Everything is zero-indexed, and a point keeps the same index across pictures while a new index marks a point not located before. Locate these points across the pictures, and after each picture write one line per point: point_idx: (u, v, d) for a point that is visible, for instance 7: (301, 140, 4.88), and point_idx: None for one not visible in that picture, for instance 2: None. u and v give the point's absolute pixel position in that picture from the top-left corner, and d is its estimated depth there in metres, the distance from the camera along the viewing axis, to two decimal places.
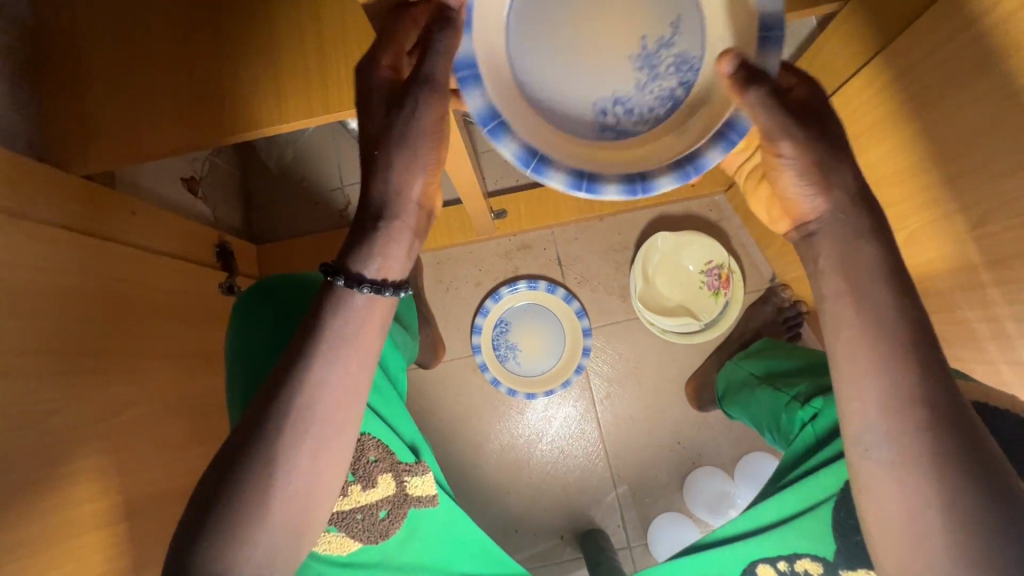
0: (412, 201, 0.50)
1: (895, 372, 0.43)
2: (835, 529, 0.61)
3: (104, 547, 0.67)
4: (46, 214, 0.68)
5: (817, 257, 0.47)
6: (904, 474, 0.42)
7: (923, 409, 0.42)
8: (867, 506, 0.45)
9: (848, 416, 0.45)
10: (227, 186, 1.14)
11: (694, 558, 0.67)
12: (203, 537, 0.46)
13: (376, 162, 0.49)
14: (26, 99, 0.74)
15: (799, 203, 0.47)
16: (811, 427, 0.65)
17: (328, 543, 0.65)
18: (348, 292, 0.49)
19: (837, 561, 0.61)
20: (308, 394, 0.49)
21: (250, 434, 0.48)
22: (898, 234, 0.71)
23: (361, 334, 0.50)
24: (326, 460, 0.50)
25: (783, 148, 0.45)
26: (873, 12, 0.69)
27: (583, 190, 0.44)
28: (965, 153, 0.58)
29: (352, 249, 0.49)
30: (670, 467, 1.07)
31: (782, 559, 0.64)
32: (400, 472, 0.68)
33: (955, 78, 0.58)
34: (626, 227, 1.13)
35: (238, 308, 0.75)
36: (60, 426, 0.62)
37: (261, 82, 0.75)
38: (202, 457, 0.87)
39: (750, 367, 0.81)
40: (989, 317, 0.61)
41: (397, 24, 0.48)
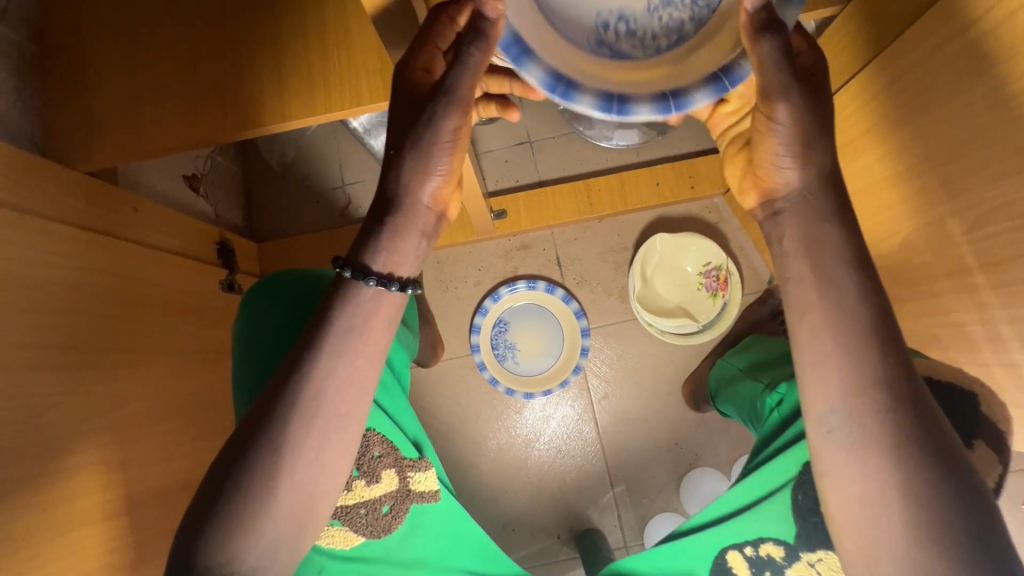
0: (423, 204, 0.51)
1: (857, 359, 0.45)
2: (795, 511, 0.61)
3: (102, 542, 0.67)
4: (48, 209, 0.69)
5: (783, 237, 0.48)
6: (864, 455, 0.44)
7: (883, 394, 0.44)
8: (829, 487, 0.46)
9: (811, 398, 0.47)
10: (228, 184, 1.15)
11: (670, 545, 0.68)
12: (209, 525, 0.47)
13: (391, 164, 0.50)
14: (30, 96, 0.75)
15: (778, 173, 0.48)
16: (778, 409, 0.66)
17: (332, 537, 0.65)
18: (355, 284, 0.50)
19: (798, 544, 0.62)
20: (312, 389, 0.49)
21: (260, 426, 0.49)
22: (894, 237, 0.72)
23: (370, 328, 0.51)
24: (333, 450, 0.51)
25: (778, 112, 0.44)
26: (871, 17, 0.70)
27: (615, 113, 0.39)
28: (960, 157, 0.59)
29: (363, 245, 0.51)
30: (666, 467, 1.08)
31: (747, 544, 0.65)
32: (404, 468, 0.69)
33: (952, 81, 0.58)
34: (626, 228, 1.14)
35: (246, 304, 0.76)
36: (60, 420, 0.62)
37: (264, 80, 0.76)
38: (201, 452, 0.87)
39: (738, 363, 0.80)
40: (984, 320, 0.62)
41: (434, 28, 0.47)
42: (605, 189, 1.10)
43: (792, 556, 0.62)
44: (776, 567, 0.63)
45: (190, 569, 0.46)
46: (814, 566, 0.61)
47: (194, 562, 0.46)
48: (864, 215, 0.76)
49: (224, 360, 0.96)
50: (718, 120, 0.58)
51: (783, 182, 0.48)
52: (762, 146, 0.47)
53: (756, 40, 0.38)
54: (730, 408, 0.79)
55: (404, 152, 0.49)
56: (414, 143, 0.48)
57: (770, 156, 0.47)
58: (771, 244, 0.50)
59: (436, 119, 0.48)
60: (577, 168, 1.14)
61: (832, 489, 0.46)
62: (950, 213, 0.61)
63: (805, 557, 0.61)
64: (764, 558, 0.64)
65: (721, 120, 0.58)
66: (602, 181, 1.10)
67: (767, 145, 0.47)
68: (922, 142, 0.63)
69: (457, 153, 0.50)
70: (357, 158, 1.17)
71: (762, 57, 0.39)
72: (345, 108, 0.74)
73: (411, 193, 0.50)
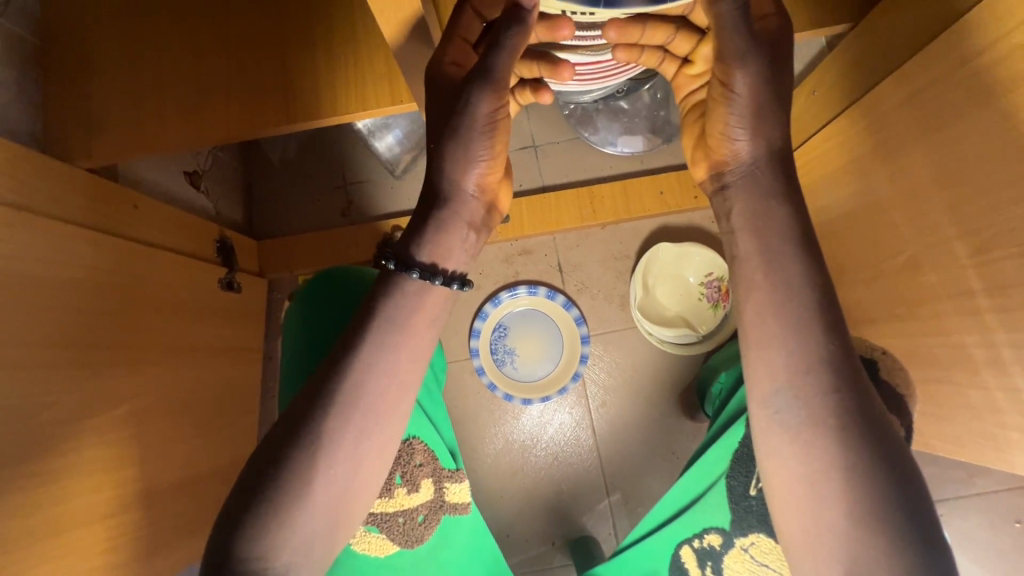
0: (468, 192, 0.51)
1: (799, 337, 0.46)
2: (728, 498, 0.65)
3: (97, 543, 0.66)
4: (49, 207, 0.68)
5: (731, 212, 0.50)
6: (808, 436, 0.46)
7: (822, 370, 0.46)
8: (770, 467, 0.47)
9: (756, 382, 0.48)
10: (229, 180, 1.14)
11: (634, 549, 0.71)
12: (248, 518, 0.47)
13: (433, 160, 0.50)
14: (31, 88, 0.74)
15: (730, 145, 0.49)
16: (720, 397, 0.78)
17: (368, 543, 0.66)
18: (400, 277, 0.50)
19: (732, 530, 0.65)
20: (355, 379, 0.49)
21: (303, 418, 0.49)
22: (898, 257, 0.72)
23: (413, 326, 0.51)
24: (371, 448, 0.50)
25: (736, 80, 0.45)
26: (893, 33, 0.69)
27: (602, 6, 0.41)
28: (968, 179, 0.58)
29: (412, 238, 0.51)
30: (661, 476, 1.07)
31: (694, 538, 0.67)
32: (441, 478, 0.69)
33: (963, 103, 0.58)
34: (627, 235, 1.13)
35: (301, 300, 0.76)
36: (55, 420, 0.61)
37: (270, 81, 0.76)
38: (196, 452, 0.86)
39: (717, 361, 0.96)
40: (986, 343, 0.61)
41: (458, 21, 0.48)
42: (608, 197, 1.10)
43: (729, 543, 0.65)
44: (717, 556, 0.66)
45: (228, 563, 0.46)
46: (748, 551, 0.64)
47: (233, 555, 0.46)
48: (869, 231, 0.76)
49: (222, 358, 0.96)
50: (681, 83, 0.55)
51: (735, 156, 0.49)
52: (713, 116, 0.48)
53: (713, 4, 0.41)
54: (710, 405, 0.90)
55: (442, 145, 0.48)
56: (451, 133, 0.48)
57: (723, 128, 0.48)
58: (719, 219, 0.51)
59: (473, 105, 0.46)
60: (581, 173, 1.14)
61: (774, 468, 0.47)
62: (956, 234, 0.61)
63: (739, 543, 0.65)
64: (708, 549, 0.67)
65: (683, 84, 0.55)
66: (606, 190, 1.11)
67: (721, 114, 0.48)
68: (930, 161, 0.63)
69: (498, 135, 0.49)
70: (358, 157, 1.16)
71: (720, 19, 0.42)
72: (351, 112, 0.75)
73: (457, 182, 0.50)
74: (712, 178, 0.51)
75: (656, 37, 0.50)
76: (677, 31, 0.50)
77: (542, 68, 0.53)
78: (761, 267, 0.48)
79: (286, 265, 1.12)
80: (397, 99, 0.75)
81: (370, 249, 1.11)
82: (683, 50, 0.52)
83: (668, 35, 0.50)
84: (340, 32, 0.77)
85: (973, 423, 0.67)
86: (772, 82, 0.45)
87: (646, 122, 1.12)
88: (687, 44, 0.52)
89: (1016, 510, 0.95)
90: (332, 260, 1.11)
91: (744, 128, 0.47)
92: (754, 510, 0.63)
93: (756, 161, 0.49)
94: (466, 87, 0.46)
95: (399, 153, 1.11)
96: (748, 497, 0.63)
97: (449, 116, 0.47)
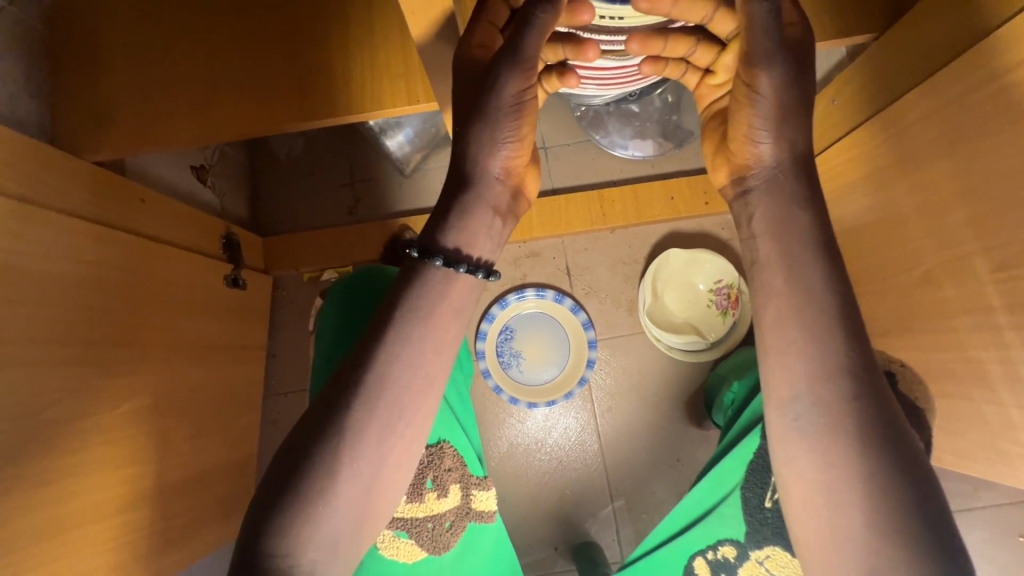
0: (492, 174, 0.48)
1: (819, 344, 0.44)
2: (744, 510, 0.64)
3: (99, 543, 0.65)
4: (54, 200, 0.66)
5: (752, 218, 0.48)
6: (827, 445, 0.43)
7: (843, 377, 0.44)
8: (788, 477, 0.45)
9: (774, 390, 0.45)
10: (236, 175, 1.13)
11: (645, 559, 0.70)
12: (272, 515, 0.43)
13: (458, 143, 0.47)
14: (39, 80, 0.72)
15: (753, 148, 0.47)
16: (733, 406, 0.77)
17: (398, 548, 0.65)
18: (424, 265, 0.47)
19: (747, 543, 0.65)
20: (382, 369, 0.46)
21: (330, 407, 0.45)
22: (916, 270, 0.71)
23: (440, 312, 0.47)
24: (399, 440, 0.47)
25: (760, 80, 0.43)
26: (917, 45, 0.69)
27: None
28: (993, 193, 0.58)
29: (439, 227, 0.47)
30: (665, 485, 1.07)
31: (709, 549, 0.67)
32: (469, 485, 0.68)
33: (990, 119, 0.57)
34: (636, 241, 1.12)
35: (334, 302, 0.74)
36: (59, 418, 0.60)
37: (284, 77, 0.75)
38: (197, 451, 0.85)
39: (724, 369, 0.94)
40: (1003, 359, 0.61)
41: (485, 5, 0.45)
42: (619, 201, 1.09)
43: (743, 555, 0.65)
44: (732, 568, 0.66)
45: (254, 562, 0.43)
46: (763, 564, 0.64)
47: (258, 553, 0.43)
48: (888, 243, 0.75)
49: (227, 356, 0.95)
50: (704, 93, 0.53)
51: (758, 159, 0.47)
52: (737, 117, 0.46)
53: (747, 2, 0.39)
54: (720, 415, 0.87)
55: (467, 128, 0.46)
56: (479, 113, 0.45)
57: (747, 129, 0.46)
58: (739, 226, 0.49)
59: (501, 87, 0.44)
60: (592, 176, 1.13)
61: (790, 476, 0.45)
62: (977, 249, 0.61)
63: (754, 555, 0.65)
64: (721, 561, 0.66)
65: (706, 93, 0.53)
66: (617, 195, 1.10)
67: (744, 116, 0.46)
68: (954, 174, 0.62)
69: (526, 117, 0.46)
70: (367, 156, 1.15)
71: (752, 18, 0.40)
72: (366, 111, 0.74)
73: (483, 162, 0.47)
74: (733, 183, 0.49)
75: (678, 49, 0.50)
76: (698, 43, 0.49)
77: (567, 51, 0.48)
78: (785, 280, 0.45)
79: (292, 263, 1.11)
80: (414, 100, 0.74)
81: (377, 248, 1.09)
82: (706, 63, 0.51)
83: (689, 47, 0.50)
84: (354, 28, 0.76)
85: (985, 439, 0.67)
86: (799, 83, 0.43)
87: (658, 126, 1.11)
88: (709, 57, 0.50)
89: (1020, 524, 0.96)
90: (339, 259, 1.10)
91: (769, 131, 0.45)
92: (769, 523, 0.63)
93: (780, 165, 0.46)
94: (494, 68, 0.43)
95: (409, 151, 1.08)
96: (764, 509, 0.63)
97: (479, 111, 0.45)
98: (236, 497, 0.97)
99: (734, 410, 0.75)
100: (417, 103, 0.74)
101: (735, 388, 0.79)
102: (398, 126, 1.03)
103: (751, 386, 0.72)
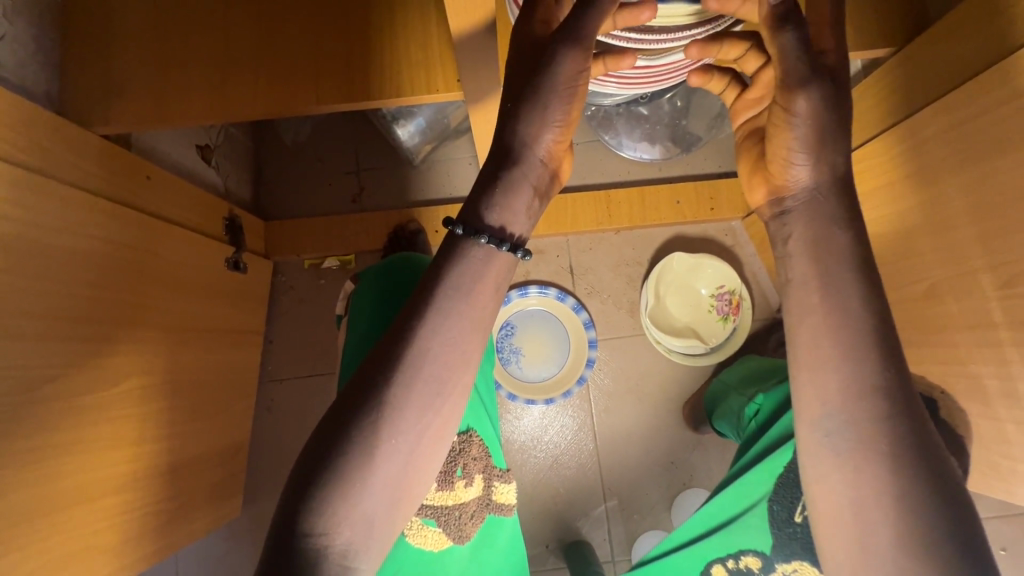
0: (538, 156, 0.47)
1: (854, 362, 0.44)
2: (772, 522, 0.65)
3: (94, 519, 0.64)
4: (60, 170, 0.64)
5: (789, 238, 0.47)
6: (858, 464, 0.44)
7: (876, 395, 0.44)
8: (819, 494, 0.46)
9: (806, 405, 0.46)
10: (239, 158, 1.10)
11: (661, 561, 0.72)
12: (308, 494, 0.43)
13: (508, 117, 0.47)
14: (48, 45, 0.71)
15: (791, 171, 0.47)
16: (756, 419, 0.76)
17: (424, 537, 0.64)
18: (466, 242, 0.46)
19: (773, 555, 0.66)
20: (417, 352, 0.45)
21: (366, 386, 0.45)
22: (921, 283, 0.72)
23: (479, 290, 0.47)
24: (435, 418, 0.46)
25: (797, 103, 0.42)
26: (937, 61, 0.69)
27: None
28: (1000, 217, 0.59)
29: (479, 200, 0.47)
30: (659, 485, 1.07)
31: (729, 557, 0.68)
32: (491, 476, 0.69)
33: (1002, 139, 0.58)
34: (640, 243, 1.13)
35: (364, 293, 0.75)
36: (56, 394, 0.59)
37: (301, 57, 0.74)
38: (188, 433, 0.84)
39: (727, 376, 0.92)
40: (1002, 374, 0.62)
41: None
42: (626, 202, 1.10)
43: (768, 566, 0.66)
44: None
45: (288, 541, 0.42)
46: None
47: (293, 532, 0.43)
48: (895, 255, 0.77)
49: (224, 340, 0.93)
50: (740, 109, 0.53)
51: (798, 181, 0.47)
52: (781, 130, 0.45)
53: (776, 32, 0.41)
54: (723, 423, 0.86)
55: (519, 104, 0.46)
56: (532, 91, 0.45)
57: (784, 154, 0.46)
58: (774, 245, 0.49)
59: (558, 63, 0.43)
60: (600, 177, 1.13)
61: (820, 492, 0.46)
62: (984, 266, 0.62)
63: (780, 568, 0.65)
64: (743, 570, 0.67)
65: (742, 109, 0.52)
66: (623, 196, 1.10)
67: (783, 137, 0.45)
68: (965, 194, 0.63)
69: (577, 101, 0.46)
70: (377, 144, 1.15)
71: (783, 49, 0.41)
72: (383, 97, 0.74)
73: (531, 144, 0.47)
74: (770, 204, 0.49)
75: (730, 53, 0.50)
76: (748, 50, 0.49)
77: (620, 19, 0.44)
78: (820, 294, 0.45)
79: (294, 249, 1.09)
80: (432, 89, 0.73)
81: (381, 238, 1.09)
82: (751, 70, 0.51)
83: (740, 52, 0.50)
84: (375, 9, 0.75)
85: (978, 453, 0.68)
86: (832, 103, 0.43)
87: (667, 130, 1.10)
88: (755, 65, 0.50)
89: (1003, 538, 0.98)
90: (341, 247, 1.09)
91: (807, 155, 0.45)
92: (798, 538, 0.63)
93: (817, 187, 0.46)
94: (553, 44, 0.43)
95: (420, 142, 1.07)
96: (793, 523, 0.63)
97: (533, 104, 0.45)
98: (223, 483, 0.96)
99: (759, 424, 0.74)
100: (437, 91, 0.73)
101: (761, 399, 0.76)
102: (411, 116, 1.01)
103: (781, 399, 0.72)
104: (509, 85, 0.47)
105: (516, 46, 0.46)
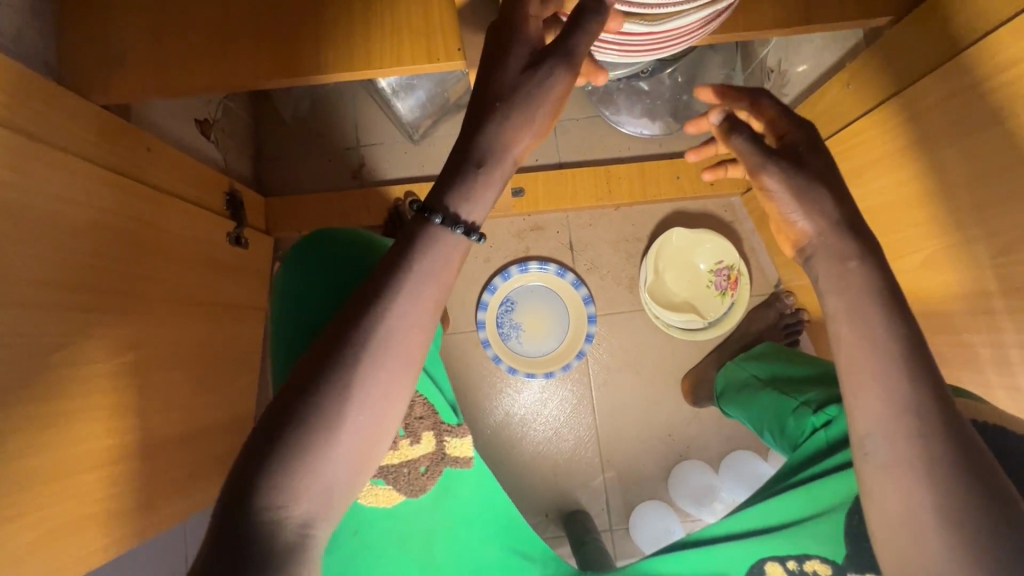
0: (510, 158, 0.48)
1: (897, 378, 0.43)
2: (846, 531, 0.61)
3: (103, 485, 0.66)
4: (55, 134, 0.64)
5: (818, 281, 0.48)
6: (901, 477, 0.42)
7: (926, 411, 0.42)
8: (874, 512, 0.44)
9: (854, 421, 0.45)
10: (238, 132, 1.10)
11: (703, 551, 0.68)
12: (266, 465, 0.42)
13: (497, 69, 0.47)
14: (43, 14, 0.70)
15: (793, 226, 0.49)
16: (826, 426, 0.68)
17: (375, 495, 0.68)
18: (444, 232, 0.46)
19: (846, 564, 0.61)
20: (387, 324, 0.45)
21: (330, 355, 0.44)
22: (917, 256, 0.73)
23: (447, 264, 0.47)
24: (400, 388, 0.46)
25: (767, 182, 0.49)
26: (927, 31, 0.68)
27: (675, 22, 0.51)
28: (994, 186, 0.60)
29: (447, 186, 0.47)
30: (656, 456, 1.10)
31: (790, 558, 0.64)
32: (441, 432, 0.72)
33: (997, 108, 0.58)
34: (640, 219, 1.14)
35: (302, 276, 0.76)
36: (62, 362, 0.60)
37: (302, 25, 0.73)
38: (194, 404, 0.86)
39: (753, 369, 0.87)
40: (994, 342, 0.65)
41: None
42: (625, 177, 1.09)
43: None
44: None
45: (241, 513, 0.40)
46: None
47: (246, 504, 0.41)
48: (891, 229, 0.77)
49: (226, 315, 0.94)
50: None
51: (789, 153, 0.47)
52: None
53: (729, 136, 0.51)
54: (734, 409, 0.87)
55: (521, 80, 0.46)
56: (530, 72, 0.46)
57: None
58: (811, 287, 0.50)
59: (551, 78, 0.46)
60: (600, 152, 1.13)
61: (877, 512, 0.44)
62: (980, 235, 0.63)
63: None
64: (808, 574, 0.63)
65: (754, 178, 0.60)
66: (623, 171, 1.09)
67: (774, 208, 0.50)
68: (963, 163, 0.63)
69: (553, 119, 0.48)
70: (376, 121, 1.14)
71: (739, 149, 0.51)
72: (387, 67, 0.74)
73: (502, 151, 0.47)
74: (797, 256, 0.50)
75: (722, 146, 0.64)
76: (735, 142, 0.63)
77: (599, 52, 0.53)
78: (826, 273, 0.48)
79: (296, 225, 1.09)
80: (433, 59, 0.73)
81: (382, 213, 1.09)
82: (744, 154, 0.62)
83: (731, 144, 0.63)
84: None
85: None
86: None
87: (667, 106, 1.09)
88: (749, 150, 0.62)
89: None
90: (342, 223, 1.09)
91: (795, 199, 0.48)
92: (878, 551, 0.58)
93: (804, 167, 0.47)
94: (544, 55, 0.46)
95: (419, 117, 1.07)
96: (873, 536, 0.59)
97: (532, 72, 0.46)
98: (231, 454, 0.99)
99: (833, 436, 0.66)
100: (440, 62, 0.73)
101: (832, 407, 0.68)
102: (411, 89, 1.02)
103: None
104: (501, 76, 0.47)
105: (514, 11, 0.47)
